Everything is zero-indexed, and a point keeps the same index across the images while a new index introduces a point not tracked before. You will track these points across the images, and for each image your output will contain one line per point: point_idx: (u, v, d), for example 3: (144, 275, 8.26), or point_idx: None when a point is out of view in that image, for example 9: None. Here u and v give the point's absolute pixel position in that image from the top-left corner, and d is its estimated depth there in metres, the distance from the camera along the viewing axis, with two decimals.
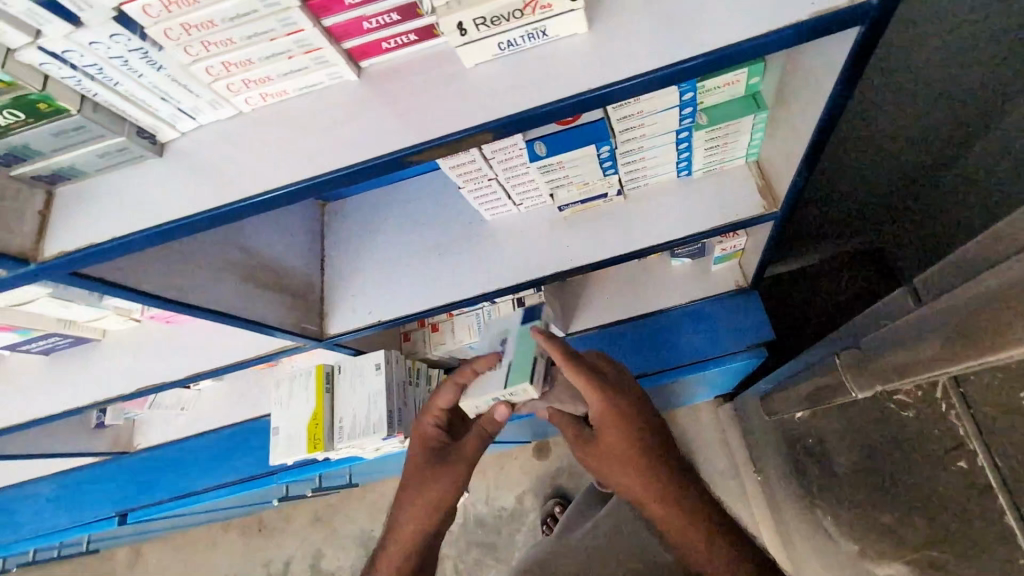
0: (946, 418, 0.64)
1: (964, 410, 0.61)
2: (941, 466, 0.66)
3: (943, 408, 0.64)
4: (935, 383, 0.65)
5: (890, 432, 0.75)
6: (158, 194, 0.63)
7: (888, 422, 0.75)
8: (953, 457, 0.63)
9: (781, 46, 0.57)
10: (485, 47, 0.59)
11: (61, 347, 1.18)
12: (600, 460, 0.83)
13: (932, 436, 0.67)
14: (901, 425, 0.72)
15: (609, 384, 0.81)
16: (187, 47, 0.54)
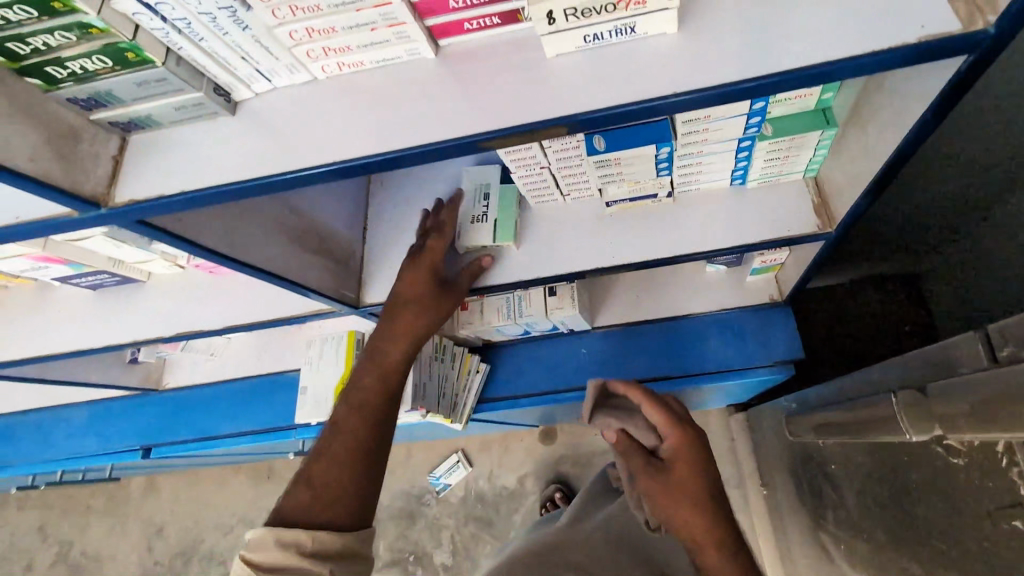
0: (1007, 474, 0.63)
1: None
2: (997, 519, 0.65)
3: (1004, 464, 0.63)
4: (997, 441, 0.63)
5: (940, 479, 0.75)
6: (228, 153, 0.63)
7: (937, 469, 0.75)
8: (1009, 515, 0.63)
9: (880, 69, 0.55)
10: (570, 38, 0.58)
11: (108, 284, 1.22)
12: (665, 493, 0.71)
13: (988, 488, 0.66)
14: (951, 473, 0.72)
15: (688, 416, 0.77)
16: (275, 10, 0.53)
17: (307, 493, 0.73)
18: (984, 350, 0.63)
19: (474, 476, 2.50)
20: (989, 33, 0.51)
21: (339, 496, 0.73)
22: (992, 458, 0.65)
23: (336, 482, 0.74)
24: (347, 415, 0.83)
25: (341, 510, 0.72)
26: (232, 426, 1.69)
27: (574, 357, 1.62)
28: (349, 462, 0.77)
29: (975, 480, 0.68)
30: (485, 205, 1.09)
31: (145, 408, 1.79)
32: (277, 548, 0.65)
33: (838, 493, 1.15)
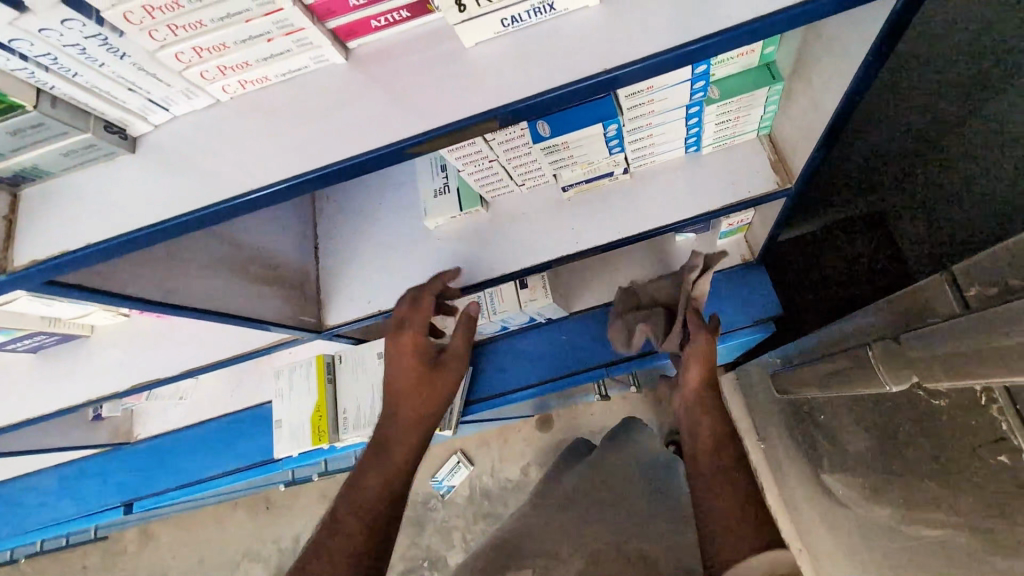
0: (988, 412, 0.61)
1: (1009, 406, 0.58)
2: (982, 455, 0.63)
3: (984, 401, 0.61)
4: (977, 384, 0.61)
5: (926, 424, 0.73)
6: (133, 195, 0.57)
7: (920, 411, 0.74)
8: (993, 450, 0.61)
9: (814, 17, 0.52)
10: (487, 25, 0.53)
11: (50, 344, 1.15)
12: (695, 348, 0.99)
13: (970, 427, 0.64)
14: (934, 414, 0.71)
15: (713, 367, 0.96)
16: (152, 32, 0.48)
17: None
18: (954, 288, 0.62)
19: (476, 474, 2.48)
20: None
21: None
22: (970, 396, 0.63)
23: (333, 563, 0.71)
24: (352, 495, 0.80)
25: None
26: (215, 466, 1.62)
27: (555, 346, 1.59)
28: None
29: (957, 420, 0.66)
30: (443, 176, 1.07)
31: (120, 463, 1.72)
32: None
33: (834, 441, 1.15)
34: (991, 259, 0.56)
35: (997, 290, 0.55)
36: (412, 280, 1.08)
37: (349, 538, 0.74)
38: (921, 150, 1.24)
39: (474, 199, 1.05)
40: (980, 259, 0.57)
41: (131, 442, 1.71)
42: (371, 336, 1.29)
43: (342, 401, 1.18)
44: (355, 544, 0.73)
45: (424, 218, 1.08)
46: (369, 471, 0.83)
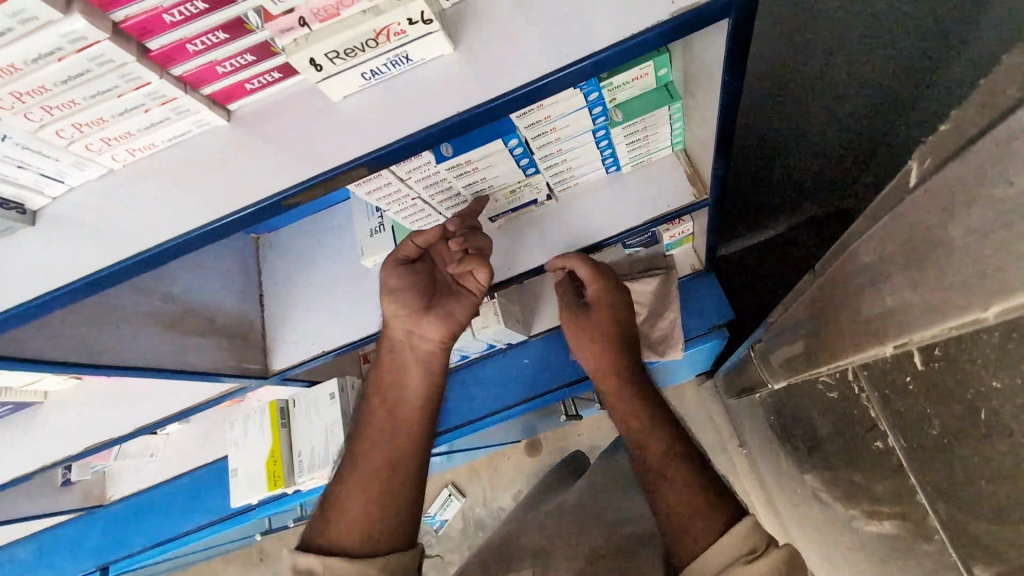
0: (860, 399, 0.63)
1: (870, 391, 0.60)
2: (866, 442, 0.64)
3: (856, 389, 0.63)
4: (845, 367, 0.64)
5: (829, 416, 0.75)
6: (31, 266, 0.60)
7: (821, 402, 0.75)
8: (872, 437, 0.63)
9: (648, 48, 0.55)
10: (348, 79, 0.57)
11: (4, 414, 1.16)
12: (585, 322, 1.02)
13: (855, 415, 0.66)
14: (831, 406, 0.72)
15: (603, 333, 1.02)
16: (28, 114, 0.51)
17: (320, 521, 0.85)
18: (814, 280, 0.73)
19: (467, 506, 2.45)
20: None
21: (347, 516, 0.83)
22: (848, 385, 0.65)
23: (350, 499, 0.85)
24: (364, 441, 0.93)
25: (352, 529, 0.81)
26: (190, 521, 1.61)
27: (517, 369, 1.61)
28: (370, 486, 0.86)
29: (845, 410, 0.68)
30: (377, 216, 1.07)
31: (95, 526, 1.70)
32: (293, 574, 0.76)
33: (775, 424, 1.16)
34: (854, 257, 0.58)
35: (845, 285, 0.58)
36: (351, 320, 1.09)
37: (363, 446, 0.92)
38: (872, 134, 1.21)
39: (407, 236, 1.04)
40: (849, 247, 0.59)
41: (104, 504, 1.70)
42: (325, 376, 1.30)
43: (297, 444, 1.20)
44: (371, 450, 0.91)
45: (361, 257, 1.08)
46: (376, 383, 0.99)
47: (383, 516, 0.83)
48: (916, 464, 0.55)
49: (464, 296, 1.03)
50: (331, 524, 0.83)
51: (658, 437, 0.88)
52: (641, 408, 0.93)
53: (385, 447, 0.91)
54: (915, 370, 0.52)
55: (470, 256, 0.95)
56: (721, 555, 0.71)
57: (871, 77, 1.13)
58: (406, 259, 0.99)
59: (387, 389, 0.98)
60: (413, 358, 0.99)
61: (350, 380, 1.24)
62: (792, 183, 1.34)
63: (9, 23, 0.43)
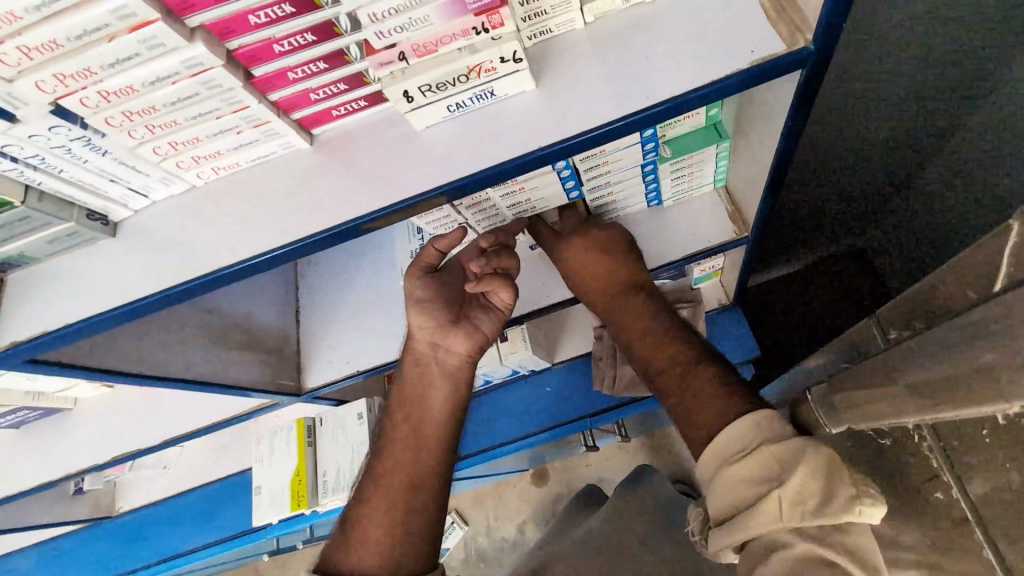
0: (921, 449, 0.64)
1: (935, 443, 0.61)
2: (920, 492, 0.64)
3: (917, 440, 0.64)
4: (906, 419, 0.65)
5: (870, 463, 0.74)
6: (110, 275, 0.62)
7: (865, 448, 0.75)
8: (930, 488, 0.62)
9: (724, 95, 0.57)
10: (435, 110, 0.59)
11: (32, 419, 1.15)
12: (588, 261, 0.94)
13: (911, 465, 0.66)
14: (879, 454, 0.72)
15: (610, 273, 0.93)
16: (131, 131, 0.53)
17: (338, 540, 0.78)
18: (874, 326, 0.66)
19: (470, 535, 2.39)
20: (809, 50, 0.54)
21: (365, 542, 0.76)
22: (908, 435, 0.66)
23: (370, 518, 0.78)
24: (384, 460, 0.83)
25: (371, 557, 0.74)
26: (197, 538, 1.58)
27: (539, 396, 1.60)
28: (388, 505, 0.78)
29: (898, 460, 0.68)
30: (419, 238, 1.07)
31: (100, 539, 1.67)
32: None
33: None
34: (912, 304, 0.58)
35: (911, 332, 0.58)
36: (387, 340, 1.09)
37: (386, 463, 0.82)
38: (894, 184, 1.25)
39: None
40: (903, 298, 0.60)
41: (112, 516, 1.67)
42: (352, 396, 1.30)
43: (322, 463, 1.19)
44: (387, 470, 0.81)
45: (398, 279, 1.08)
46: (397, 398, 0.88)
47: (403, 530, 0.77)
48: (984, 516, 0.55)
49: (494, 311, 0.89)
50: (353, 545, 0.76)
51: (665, 352, 0.82)
52: (650, 333, 0.86)
53: (405, 470, 0.81)
54: (995, 424, 0.52)
55: (492, 278, 0.83)
56: (716, 458, 0.68)
57: (891, 127, 1.13)
58: (432, 267, 0.87)
59: (406, 406, 0.87)
60: (438, 375, 0.87)
61: (378, 402, 1.24)
62: (821, 226, 1.38)
63: (138, 49, 0.45)
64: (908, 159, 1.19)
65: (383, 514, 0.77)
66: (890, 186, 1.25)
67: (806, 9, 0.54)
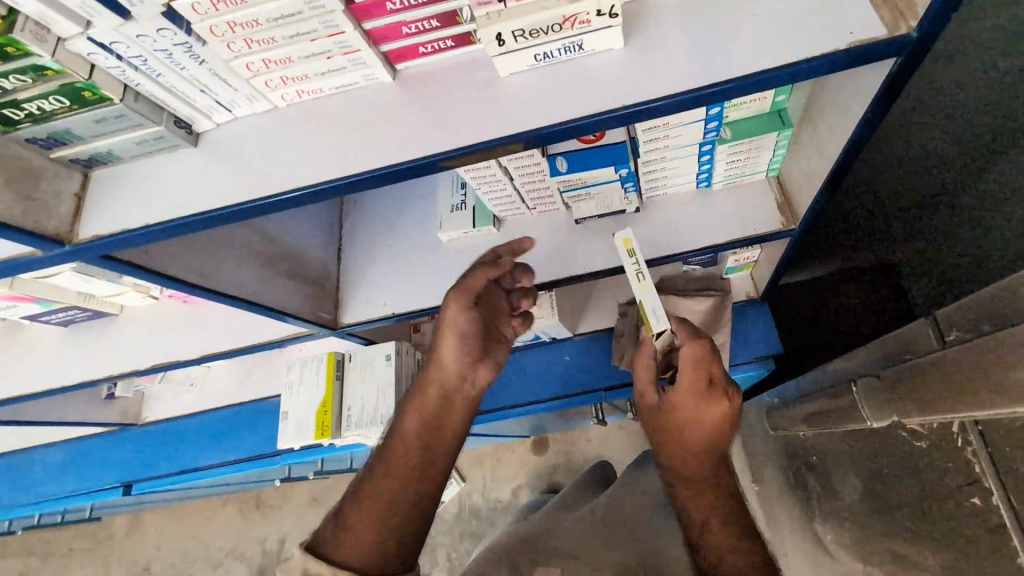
0: (963, 451, 0.73)
1: (981, 448, 0.69)
2: (957, 497, 0.75)
3: (960, 443, 0.73)
4: (953, 420, 0.73)
5: (904, 460, 0.87)
6: (189, 184, 0.64)
7: (900, 447, 0.87)
8: (967, 492, 0.73)
9: (817, 73, 0.56)
10: (523, 57, 0.59)
11: (81, 319, 1.21)
12: (695, 414, 0.77)
13: (948, 468, 0.76)
14: (913, 452, 0.84)
15: (718, 439, 0.78)
16: (230, 44, 0.55)
17: (330, 526, 0.74)
18: (933, 327, 0.72)
19: (465, 492, 2.43)
20: (911, 37, 0.53)
21: (357, 532, 0.71)
22: (948, 437, 0.75)
23: (364, 513, 0.73)
24: (389, 460, 0.79)
25: (362, 548, 0.70)
26: (214, 455, 1.64)
27: (558, 366, 1.61)
28: (394, 499, 0.75)
29: (935, 461, 0.79)
30: (462, 193, 1.07)
31: (125, 444, 1.75)
32: (301, 574, 0.64)
33: (851, 460, 1.08)
34: (994, 305, 0.62)
35: (975, 332, 0.65)
36: (424, 286, 1.10)
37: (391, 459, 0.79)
38: (956, 181, 1.13)
39: (488, 218, 1.06)
40: (981, 300, 0.64)
41: (137, 424, 1.74)
42: (381, 339, 1.33)
43: (348, 398, 1.23)
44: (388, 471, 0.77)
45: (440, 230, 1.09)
46: (402, 413, 0.85)
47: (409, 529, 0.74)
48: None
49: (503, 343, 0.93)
50: (357, 538, 0.70)
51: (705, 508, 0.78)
52: (713, 518, 0.77)
53: (410, 473, 0.77)
54: None
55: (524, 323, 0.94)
56: None
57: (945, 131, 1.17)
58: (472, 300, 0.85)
59: (408, 421, 0.83)
60: (437, 398, 0.84)
61: (406, 346, 1.28)
62: (857, 226, 1.28)
63: None
64: (966, 165, 1.13)
65: (387, 508, 0.73)
66: (930, 193, 1.16)
67: None
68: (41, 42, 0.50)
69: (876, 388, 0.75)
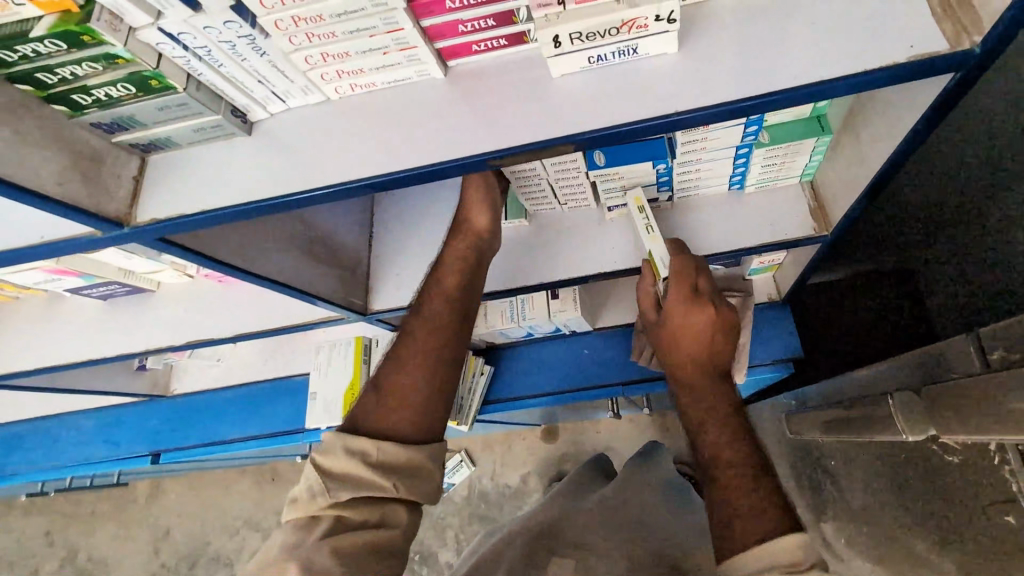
0: (998, 469, 0.74)
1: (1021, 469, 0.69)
2: (990, 512, 0.77)
3: (996, 462, 0.74)
4: (991, 441, 0.74)
5: (931, 471, 0.89)
6: (241, 173, 0.66)
7: (929, 459, 0.89)
8: (1001, 510, 0.75)
9: (873, 86, 0.56)
10: (576, 59, 0.60)
11: (119, 294, 1.24)
12: (680, 316, 0.90)
13: (981, 485, 0.78)
14: (944, 466, 0.85)
15: (706, 347, 0.89)
16: (292, 37, 0.56)
17: (373, 398, 0.83)
18: (974, 343, 0.72)
19: (475, 476, 2.46)
20: (975, 52, 0.53)
21: (399, 399, 0.81)
22: (983, 456, 0.77)
23: (399, 378, 0.83)
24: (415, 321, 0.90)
25: (403, 414, 0.80)
26: (237, 429, 1.69)
27: (576, 358, 1.62)
28: (421, 374, 0.84)
29: (968, 477, 0.80)
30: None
31: (153, 414, 1.81)
32: (344, 455, 0.75)
33: (870, 466, 1.09)
34: None
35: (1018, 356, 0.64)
36: None
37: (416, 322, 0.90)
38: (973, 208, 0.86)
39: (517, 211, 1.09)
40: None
41: (165, 395, 1.80)
42: None
43: None
44: (420, 344, 0.87)
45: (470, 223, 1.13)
46: (432, 282, 0.93)
47: (433, 410, 0.83)
48: None
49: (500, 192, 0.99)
50: (391, 408, 0.81)
51: (730, 449, 0.81)
52: (711, 423, 0.84)
53: (438, 342, 0.87)
54: None
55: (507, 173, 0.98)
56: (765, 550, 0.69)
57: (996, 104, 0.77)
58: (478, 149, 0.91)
59: (445, 281, 0.92)
60: (467, 248, 0.92)
61: None
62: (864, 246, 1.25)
63: None
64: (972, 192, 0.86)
65: (416, 383, 0.83)
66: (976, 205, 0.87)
67: (983, 11, 0.52)
68: (115, 32, 0.51)
69: (910, 401, 0.75)
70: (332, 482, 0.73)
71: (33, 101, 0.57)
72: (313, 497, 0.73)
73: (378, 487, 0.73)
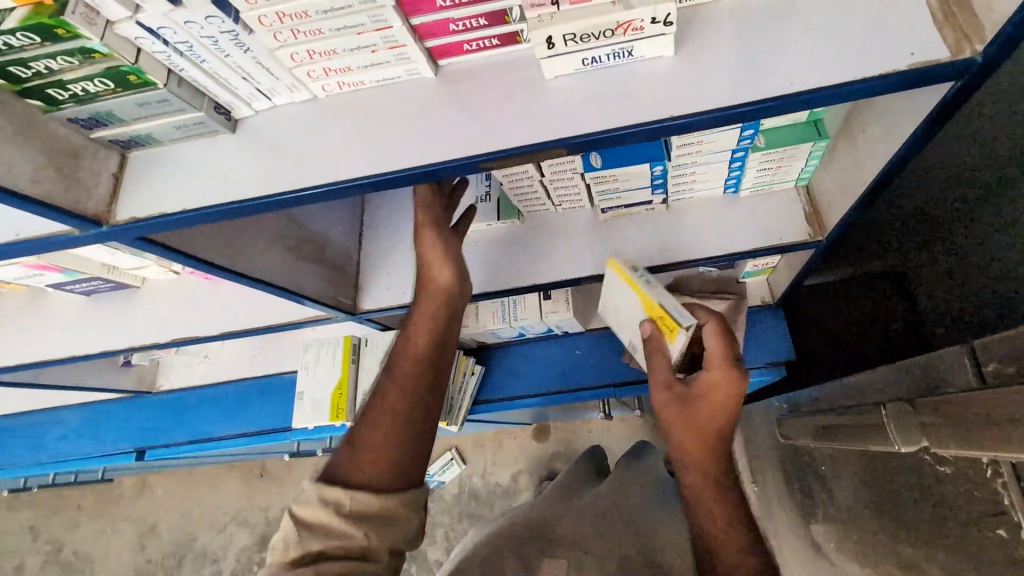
0: (993, 482, 0.75)
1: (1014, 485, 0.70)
2: (982, 525, 0.77)
3: (991, 476, 0.75)
4: (987, 457, 0.75)
5: (926, 483, 0.89)
6: (225, 172, 0.64)
7: (923, 470, 0.90)
8: (995, 523, 0.75)
9: (872, 94, 0.55)
10: (570, 61, 0.58)
11: (102, 290, 1.22)
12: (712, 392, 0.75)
13: (975, 496, 0.78)
14: (937, 477, 0.86)
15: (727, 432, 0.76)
16: (277, 34, 0.54)
17: (348, 452, 0.75)
18: (968, 354, 0.73)
19: (465, 474, 2.45)
20: (977, 60, 0.52)
21: (374, 455, 0.74)
22: (977, 468, 0.77)
23: (374, 437, 0.76)
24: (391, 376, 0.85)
25: (378, 470, 0.73)
26: (225, 427, 1.67)
27: (567, 359, 1.61)
28: (394, 426, 0.77)
29: (962, 487, 0.81)
30: (486, 185, 1.09)
31: (139, 410, 1.78)
32: (318, 505, 0.68)
33: (863, 470, 1.10)
34: None
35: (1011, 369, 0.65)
36: None
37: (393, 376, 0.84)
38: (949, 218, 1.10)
39: (510, 212, 1.07)
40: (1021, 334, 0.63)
41: (152, 391, 1.78)
42: None
43: (362, 383, 1.25)
44: (393, 399, 0.81)
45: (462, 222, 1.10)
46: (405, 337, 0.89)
47: (412, 464, 0.76)
48: None
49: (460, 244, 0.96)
50: (363, 463, 0.73)
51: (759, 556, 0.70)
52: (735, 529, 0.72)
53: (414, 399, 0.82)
54: None
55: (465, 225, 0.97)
56: None
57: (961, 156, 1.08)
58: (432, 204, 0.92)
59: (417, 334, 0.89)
60: (439, 301, 0.91)
61: None
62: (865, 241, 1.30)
63: None
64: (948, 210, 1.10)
65: (388, 435, 0.76)
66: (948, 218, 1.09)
67: (985, 18, 0.51)
68: (91, 25, 0.49)
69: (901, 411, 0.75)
70: (304, 533, 0.66)
71: (7, 95, 0.55)
72: (286, 549, 0.65)
73: (349, 539, 0.66)
